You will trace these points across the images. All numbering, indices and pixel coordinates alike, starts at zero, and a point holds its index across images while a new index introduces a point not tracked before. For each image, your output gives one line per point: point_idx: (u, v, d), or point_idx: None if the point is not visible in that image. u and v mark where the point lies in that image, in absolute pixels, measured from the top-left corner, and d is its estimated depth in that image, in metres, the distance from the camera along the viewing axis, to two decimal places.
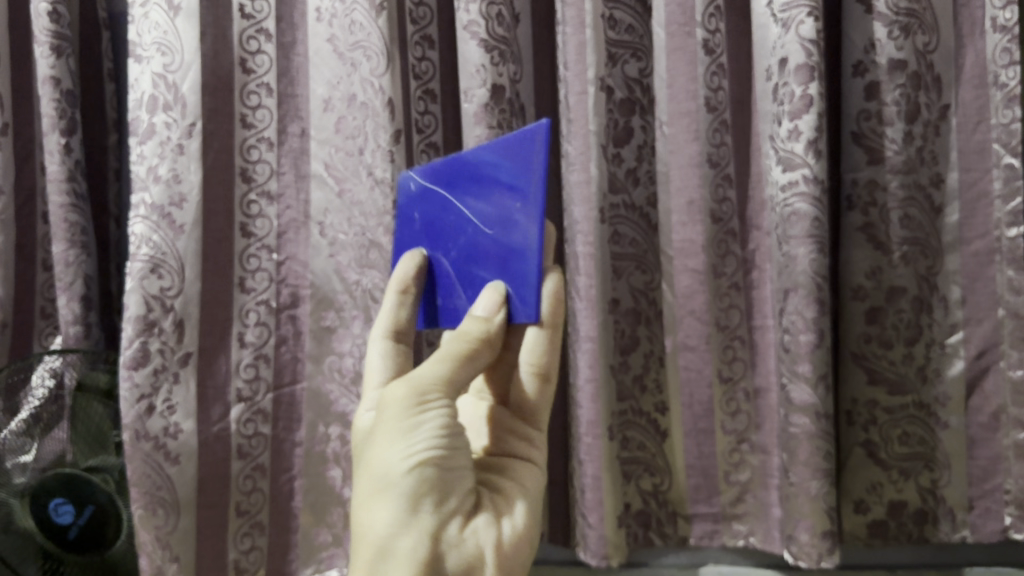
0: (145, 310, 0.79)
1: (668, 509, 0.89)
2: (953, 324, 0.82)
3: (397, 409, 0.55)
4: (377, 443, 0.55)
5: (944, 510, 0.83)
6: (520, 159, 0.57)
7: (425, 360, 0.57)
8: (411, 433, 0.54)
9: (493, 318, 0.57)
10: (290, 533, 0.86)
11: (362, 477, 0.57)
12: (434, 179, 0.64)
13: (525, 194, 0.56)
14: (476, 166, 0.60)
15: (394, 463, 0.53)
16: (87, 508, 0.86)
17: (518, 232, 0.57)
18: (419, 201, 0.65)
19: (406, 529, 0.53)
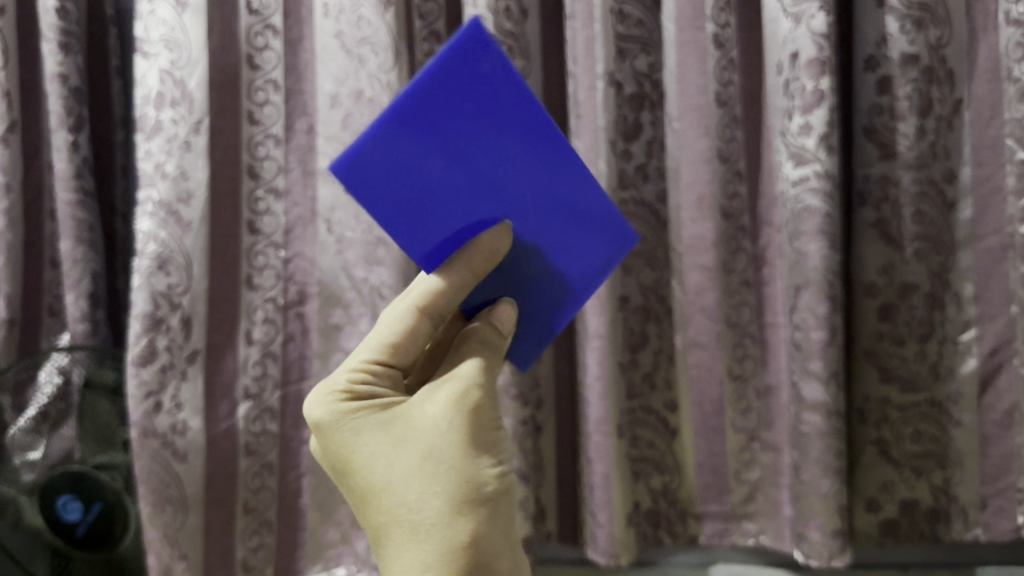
0: (153, 307, 0.78)
1: (678, 508, 0.88)
2: (966, 321, 0.81)
3: (472, 417, 0.50)
4: (454, 453, 0.49)
5: (956, 510, 0.82)
6: (602, 233, 0.52)
7: (475, 365, 0.52)
8: (488, 443, 0.50)
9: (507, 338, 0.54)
10: (298, 531, 0.86)
11: (410, 492, 0.49)
12: (513, 111, 0.47)
13: (588, 270, 0.53)
14: (562, 163, 0.49)
15: (485, 472, 0.49)
16: (94, 506, 0.86)
17: (562, 294, 0.54)
18: (484, 109, 0.46)
19: (488, 541, 0.49)
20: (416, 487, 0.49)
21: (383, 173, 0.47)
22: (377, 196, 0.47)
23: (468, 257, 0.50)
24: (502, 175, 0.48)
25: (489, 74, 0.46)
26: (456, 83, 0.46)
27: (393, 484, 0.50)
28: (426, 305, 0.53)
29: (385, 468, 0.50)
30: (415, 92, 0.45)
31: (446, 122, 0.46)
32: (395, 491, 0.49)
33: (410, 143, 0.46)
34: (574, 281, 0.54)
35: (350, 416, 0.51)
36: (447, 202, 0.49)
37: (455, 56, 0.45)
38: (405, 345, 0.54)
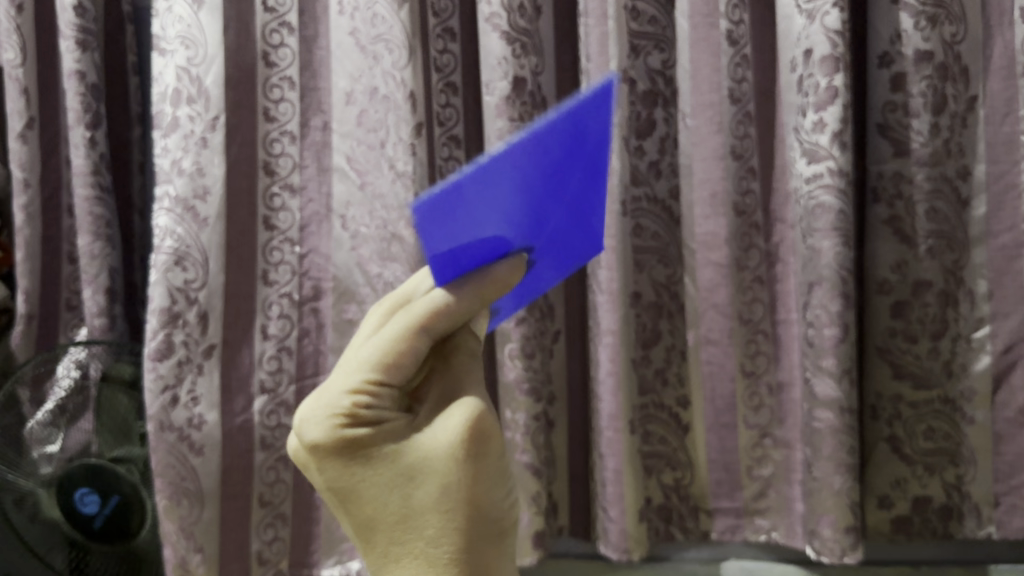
0: (170, 302, 0.79)
1: (690, 503, 0.88)
2: (980, 318, 0.81)
3: (492, 440, 0.42)
4: (477, 486, 0.41)
5: (968, 507, 0.82)
6: (579, 254, 0.47)
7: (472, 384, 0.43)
8: (497, 470, 0.42)
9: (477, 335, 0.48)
10: (313, 524, 0.87)
11: (428, 530, 0.40)
12: (593, 163, 0.41)
13: (544, 283, 0.48)
14: (591, 200, 0.43)
15: (503, 502, 0.42)
16: (112, 498, 0.87)
17: (514, 294, 0.48)
18: (576, 156, 0.39)
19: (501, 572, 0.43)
20: (433, 526, 0.40)
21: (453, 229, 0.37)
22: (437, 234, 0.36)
23: (482, 287, 0.41)
24: (559, 218, 0.42)
25: (593, 126, 0.40)
26: (572, 129, 0.38)
27: (407, 521, 0.40)
28: (430, 323, 0.41)
29: (393, 505, 0.40)
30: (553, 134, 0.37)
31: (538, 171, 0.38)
32: (406, 530, 0.41)
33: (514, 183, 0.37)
34: (525, 289, 0.48)
35: (346, 445, 0.40)
36: (499, 237, 0.40)
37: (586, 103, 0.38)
38: (403, 365, 0.41)
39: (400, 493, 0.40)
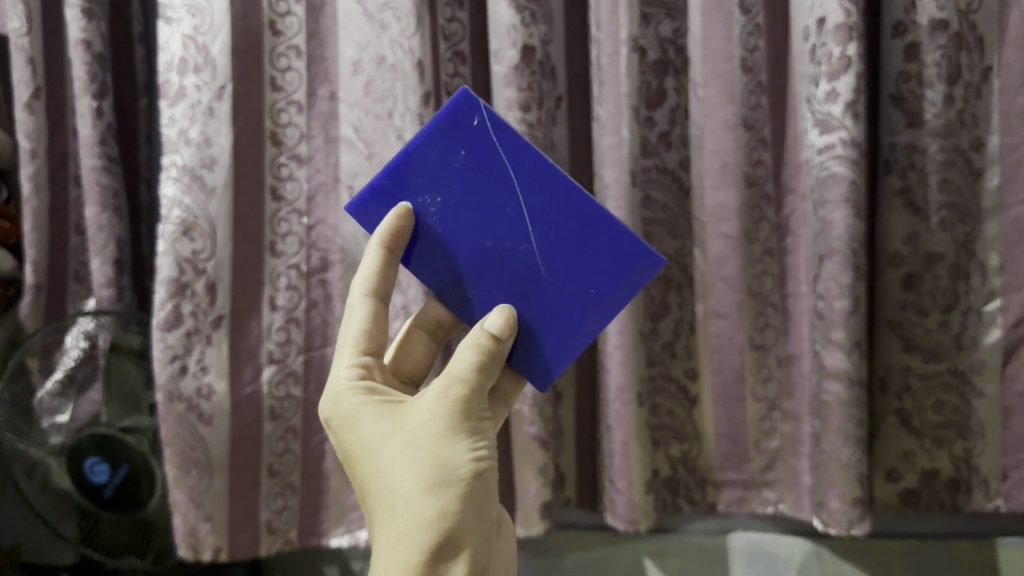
0: (178, 272, 0.79)
1: (696, 476, 0.89)
2: (991, 291, 0.81)
3: (452, 410, 0.50)
4: (430, 439, 0.49)
5: (977, 480, 0.83)
6: (622, 255, 0.56)
7: (459, 365, 0.53)
8: (468, 435, 0.50)
9: (504, 340, 0.55)
10: (322, 494, 0.87)
11: (391, 475, 0.49)
12: (521, 161, 0.56)
13: (604, 288, 0.57)
14: (551, 191, 0.55)
15: (455, 460, 0.49)
16: (122, 468, 0.86)
17: (563, 309, 0.57)
18: (478, 151, 0.56)
19: (465, 527, 0.49)
20: (391, 469, 0.49)
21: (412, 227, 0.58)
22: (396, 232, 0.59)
23: (377, 235, 0.57)
24: (537, 213, 0.56)
25: (474, 128, 0.56)
26: (448, 136, 0.57)
27: (378, 467, 0.50)
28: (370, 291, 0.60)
29: (372, 452, 0.51)
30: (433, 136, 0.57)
31: (447, 164, 0.57)
32: (377, 475, 0.50)
33: (432, 176, 0.57)
34: (570, 300, 0.57)
35: (346, 406, 0.54)
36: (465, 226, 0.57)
37: (452, 118, 0.57)
38: (378, 329, 0.61)
39: (374, 448, 0.51)
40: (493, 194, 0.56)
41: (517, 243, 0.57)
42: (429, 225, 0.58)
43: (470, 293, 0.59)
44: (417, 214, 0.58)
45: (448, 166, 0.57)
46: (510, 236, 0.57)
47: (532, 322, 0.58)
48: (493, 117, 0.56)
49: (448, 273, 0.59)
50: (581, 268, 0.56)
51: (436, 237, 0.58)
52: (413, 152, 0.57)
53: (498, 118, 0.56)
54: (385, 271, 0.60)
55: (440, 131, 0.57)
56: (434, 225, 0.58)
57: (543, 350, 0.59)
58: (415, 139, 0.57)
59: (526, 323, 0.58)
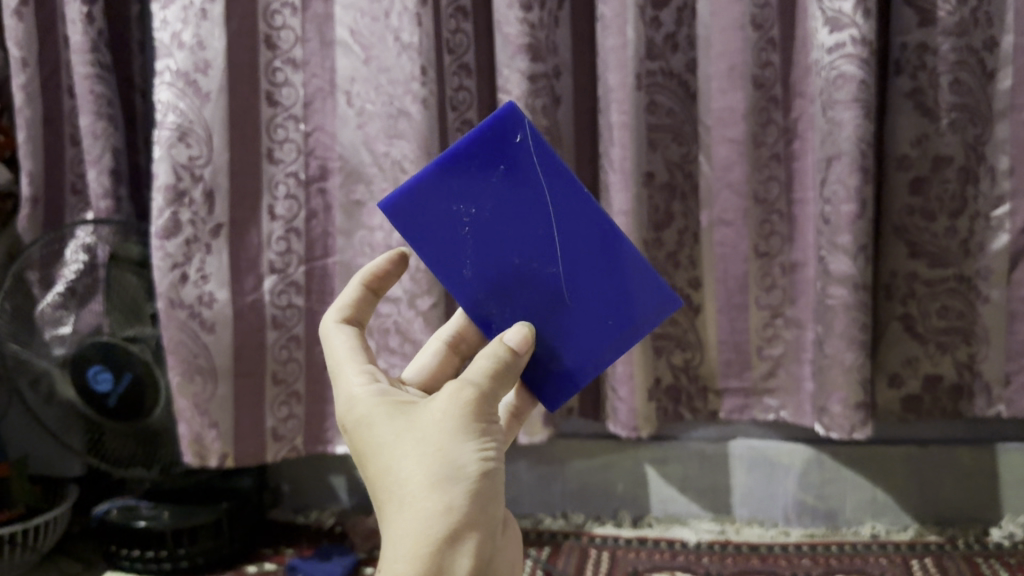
0: (175, 179, 0.78)
1: (698, 384, 0.89)
2: (1000, 197, 0.79)
3: (467, 407, 0.43)
4: (440, 435, 0.41)
5: (979, 386, 0.83)
6: (644, 291, 0.51)
7: (476, 364, 0.45)
8: (482, 432, 0.43)
9: (522, 355, 0.48)
10: (327, 403, 0.87)
11: (395, 471, 0.41)
12: (562, 185, 0.49)
13: (624, 325, 0.51)
14: (585, 217, 0.50)
15: (464, 459, 0.41)
16: (125, 376, 0.82)
17: (582, 338, 0.51)
18: (520, 168, 0.49)
19: (475, 533, 0.40)
20: (394, 465, 0.41)
21: (437, 240, 0.49)
22: (420, 243, 0.49)
23: (362, 273, 0.55)
24: (568, 238, 0.50)
25: (516, 144, 0.49)
26: (487, 148, 0.48)
27: (382, 463, 0.42)
28: (349, 317, 0.54)
29: (377, 450, 0.43)
30: (476, 142, 0.49)
31: (486, 178, 0.49)
32: (381, 472, 0.42)
33: (468, 186, 0.49)
34: (588, 329, 0.51)
35: (353, 407, 0.46)
36: (495, 244, 0.49)
37: (492, 132, 0.48)
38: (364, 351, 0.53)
39: (377, 443, 0.43)
40: (530, 215, 0.49)
41: (546, 265, 0.50)
42: (458, 238, 0.49)
43: (493, 310, 0.51)
44: (446, 225, 0.49)
45: (485, 179, 0.49)
46: (541, 257, 0.50)
47: (550, 346, 0.52)
48: (537, 139, 0.49)
49: (473, 289, 0.50)
50: (603, 297, 0.51)
51: (464, 252, 0.49)
52: (446, 162, 0.48)
53: (544, 140, 0.49)
54: (362, 303, 0.55)
55: (479, 142, 0.48)
56: (465, 239, 0.49)
57: (553, 376, 0.52)
58: (449, 147, 0.48)
59: (541, 347, 0.52)
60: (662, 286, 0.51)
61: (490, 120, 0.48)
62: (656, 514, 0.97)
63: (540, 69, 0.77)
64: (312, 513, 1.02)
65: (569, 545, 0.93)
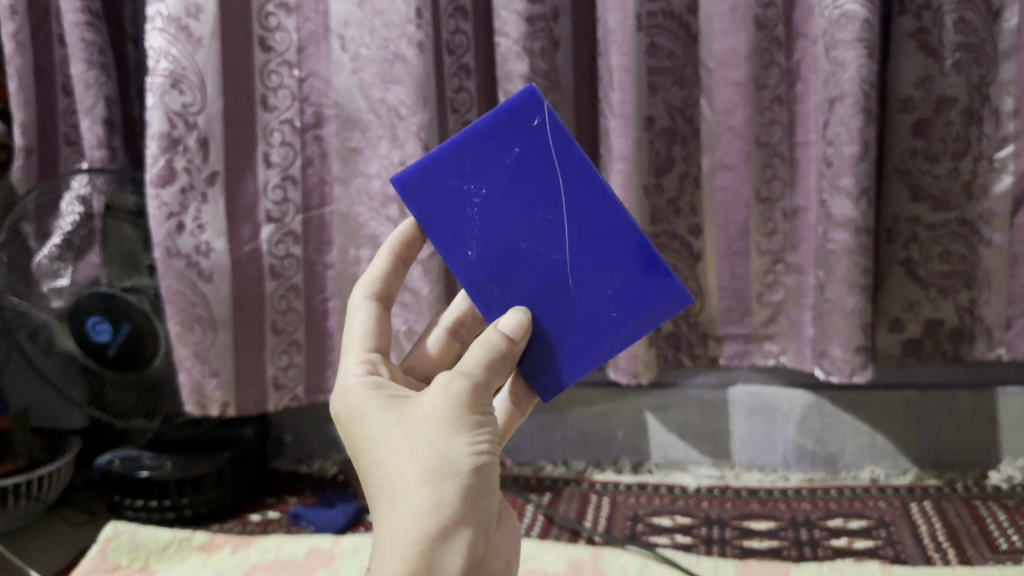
0: (169, 126, 0.77)
1: (698, 330, 0.89)
2: (1004, 138, 0.78)
3: (459, 402, 0.44)
4: (431, 432, 0.43)
5: (980, 330, 0.83)
6: (650, 284, 0.50)
7: (470, 354, 0.47)
8: (474, 425, 0.44)
9: (517, 344, 0.49)
10: (327, 352, 0.87)
11: (388, 467, 0.43)
12: (573, 171, 0.50)
13: (629, 317, 0.50)
14: (595, 205, 0.50)
15: (456, 454, 0.43)
16: (123, 327, 0.82)
17: (584, 330, 0.51)
18: (533, 151, 0.50)
19: (467, 526, 0.43)
20: (388, 461, 0.43)
21: (447, 216, 0.51)
22: (431, 217, 0.51)
23: (393, 240, 0.56)
24: (575, 223, 0.50)
25: (533, 128, 0.50)
26: (503, 131, 0.50)
27: (376, 457, 0.44)
28: (378, 293, 0.55)
29: (371, 445, 0.45)
30: (494, 124, 0.50)
31: (499, 158, 0.50)
32: (376, 466, 0.44)
33: (482, 165, 0.50)
34: (589, 319, 0.51)
35: (347, 399, 0.48)
36: (503, 224, 0.51)
37: (510, 115, 0.50)
38: (383, 328, 0.54)
39: (371, 438, 0.45)
40: (539, 196, 0.50)
41: (551, 249, 0.50)
42: (467, 215, 0.51)
43: (495, 292, 0.51)
44: (457, 203, 0.51)
45: (498, 161, 0.50)
46: (545, 241, 0.50)
47: (549, 333, 0.51)
48: (555, 124, 0.50)
49: (476, 268, 0.51)
50: (607, 289, 0.50)
51: (471, 231, 0.51)
52: (463, 142, 0.50)
53: (561, 125, 0.50)
54: (392, 277, 0.56)
55: (496, 123, 0.50)
56: (474, 218, 0.51)
57: (553, 366, 0.52)
58: (467, 127, 0.50)
59: (541, 333, 0.51)
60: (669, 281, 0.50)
61: (511, 103, 0.50)
62: (656, 460, 0.98)
63: (538, 11, 0.76)
64: (314, 463, 1.02)
65: (570, 491, 0.94)
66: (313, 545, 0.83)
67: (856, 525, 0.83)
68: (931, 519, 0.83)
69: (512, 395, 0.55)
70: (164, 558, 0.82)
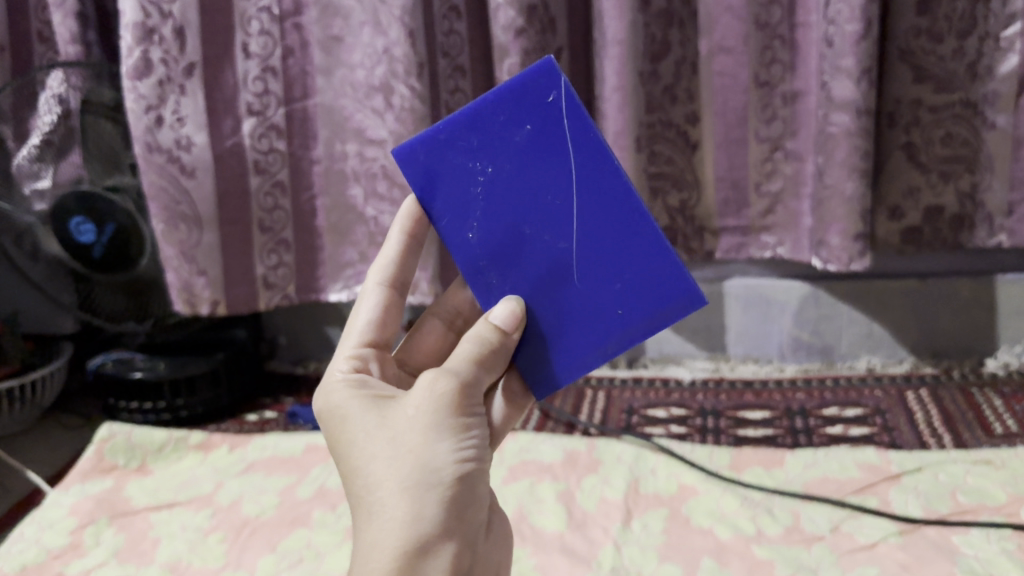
0: (143, 16, 0.73)
1: (695, 224, 0.87)
2: (1011, 15, 0.75)
3: (445, 405, 0.42)
4: (415, 439, 0.41)
5: (981, 216, 0.82)
6: (662, 281, 0.45)
7: (458, 356, 0.44)
8: (461, 430, 0.42)
9: (510, 335, 0.47)
10: (318, 252, 0.86)
11: (367, 474, 0.41)
12: (587, 155, 0.45)
13: (638, 317, 0.46)
14: (608, 193, 0.45)
15: (439, 462, 0.40)
16: (108, 227, 0.80)
17: (587, 323, 0.47)
18: (545, 130, 0.45)
19: (449, 539, 0.40)
20: (369, 468, 0.41)
21: (448, 195, 0.47)
22: (433, 195, 0.48)
23: (402, 217, 0.52)
24: (585, 210, 0.45)
25: (547, 105, 0.45)
26: (514, 105, 0.45)
27: (355, 461, 0.42)
28: (391, 279, 0.52)
29: (351, 448, 0.42)
30: (504, 98, 0.45)
31: (507, 136, 0.45)
32: (354, 470, 0.42)
33: (488, 143, 0.46)
34: (590, 316, 0.47)
35: (328, 395, 0.45)
36: (508, 207, 0.46)
37: (523, 88, 0.45)
38: (389, 321, 0.52)
39: (351, 441, 0.42)
40: (548, 179, 0.45)
41: (557, 237, 0.46)
42: (470, 196, 0.47)
43: (494, 279, 0.48)
44: (459, 181, 0.47)
45: (508, 138, 0.45)
46: (550, 229, 0.46)
47: (550, 327, 0.48)
48: (573, 101, 0.45)
49: (475, 253, 0.48)
50: (611, 286, 0.46)
51: (473, 212, 0.47)
52: (471, 116, 0.46)
53: (579, 103, 0.44)
54: (406, 260, 0.53)
55: (507, 96, 0.45)
56: (476, 199, 0.47)
57: (551, 362, 0.48)
58: (476, 100, 0.46)
59: (541, 326, 0.48)
60: (683, 283, 0.45)
61: (526, 75, 0.45)
62: (651, 354, 0.98)
63: None
64: (311, 365, 1.03)
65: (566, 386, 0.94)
66: (311, 442, 0.84)
67: (852, 413, 0.83)
68: (927, 406, 0.83)
69: (506, 393, 0.50)
70: (161, 458, 0.82)
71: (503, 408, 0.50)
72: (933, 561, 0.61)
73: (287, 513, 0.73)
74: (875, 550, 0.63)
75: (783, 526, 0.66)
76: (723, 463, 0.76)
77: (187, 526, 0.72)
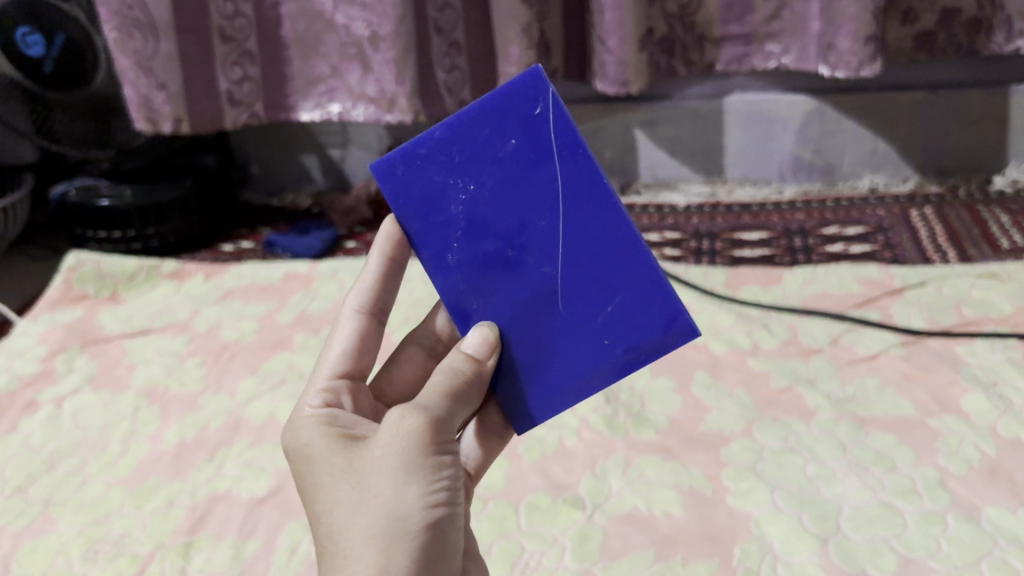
0: None
1: (694, 33, 0.81)
2: None
3: (415, 443, 0.34)
4: (380, 483, 0.33)
5: (1000, 19, 0.76)
6: (652, 310, 0.37)
7: (428, 387, 0.36)
8: (432, 470, 0.34)
9: (486, 364, 0.38)
10: (285, 65, 0.81)
11: (327, 526, 0.33)
12: (577, 175, 0.36)
13: (625, 350, 0.37)
14: (600, 217, 0.36)
15: (408, 511, 0.32)
16: (58, 38, 0.74)
17: (573, 358, 0.38)
18: (533, 150, 0.36)
19: None
20: (328, 520, 0.33)
21: (425, 219, 0.38)
22: (407, 218, 0.38)
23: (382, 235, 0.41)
24: (575, 232, 0.36)
25: (534, 118, 0.36)
26: (496, 116, 0.36)
27: (314, 509, 0.34)
28: (369, 304, 0.42)
29: (312, 493, 0.34)
30: (486, 112, 0.36)
31: (491, 153, 0.36)
32: (314, 518, 0.34)
33: (468, 162, 0.37)
34: (575, 354, 0.38)
35: (288, 435, 0.37)
36: (495, 226, 0.37)
37: (506, 97, 0.36)
38: (367, 354, 0.42)
39: (310, 487, 0.34)
40: (536, 202, 0.37)
41: (542, 260, 0.37)
42: (447, 217, 0.38)
43: (474, 306, 0.39)
44: (437, 200, 0.37)
45: (490, 153, 0.36)
46: (536, 253, 0.37)
47: (530, 362, 0.39)
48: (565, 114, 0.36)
49: (454, 278, 0.38)
50: (598, 314, 0.37)
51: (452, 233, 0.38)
52: (450, 127, 0.37)
53: (569, 118, 0.36)
54: (387, 283, 0.43)
55: (489, 105, 0.36)
56: (456, 219, 0.37)
57: (532, 399, 0.39)
58: (457, 110, 0.37)
59: (520, 360, 0.39)
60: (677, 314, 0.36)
61: (509, 87, 0.36)
62: (644, 180, 0.94)
63: None
64: (286, 196, 0.98)
65: None
66: (290, 270, 0.80)
67: (853, 232, 0.80)
68: (931, 223, 0.80)
69: (482, 426, 0.43)
70: (134, 287, 0.79)
71: (477, 445, 0.43)
72: (936, 370, 0.59)
73: (268, 337, 0.70)
74: (876, 362, 0.61)
75: (780, 340, 0.64)
76: (719, 283, 0.73)
77: (164, 352, 0.70)
